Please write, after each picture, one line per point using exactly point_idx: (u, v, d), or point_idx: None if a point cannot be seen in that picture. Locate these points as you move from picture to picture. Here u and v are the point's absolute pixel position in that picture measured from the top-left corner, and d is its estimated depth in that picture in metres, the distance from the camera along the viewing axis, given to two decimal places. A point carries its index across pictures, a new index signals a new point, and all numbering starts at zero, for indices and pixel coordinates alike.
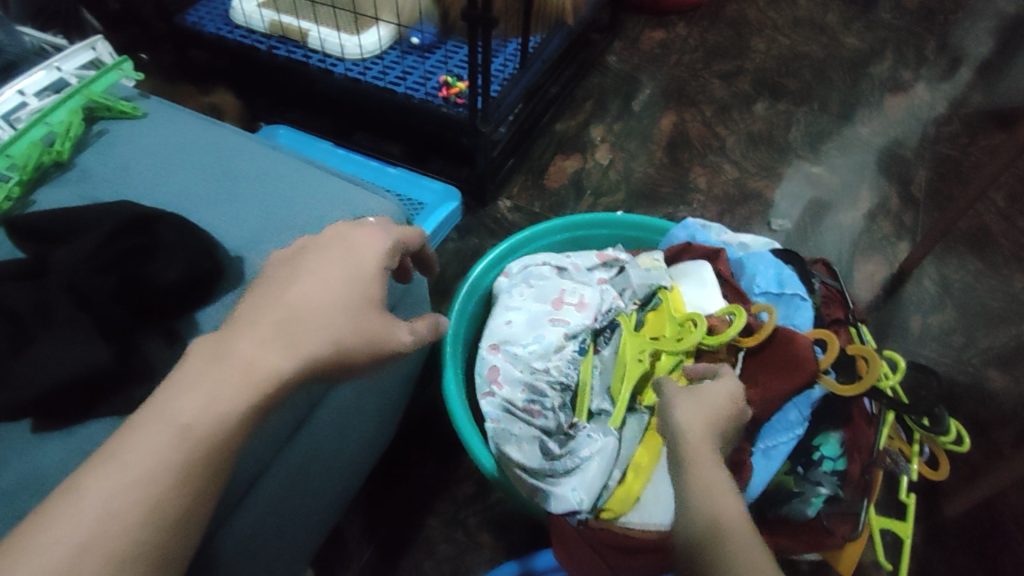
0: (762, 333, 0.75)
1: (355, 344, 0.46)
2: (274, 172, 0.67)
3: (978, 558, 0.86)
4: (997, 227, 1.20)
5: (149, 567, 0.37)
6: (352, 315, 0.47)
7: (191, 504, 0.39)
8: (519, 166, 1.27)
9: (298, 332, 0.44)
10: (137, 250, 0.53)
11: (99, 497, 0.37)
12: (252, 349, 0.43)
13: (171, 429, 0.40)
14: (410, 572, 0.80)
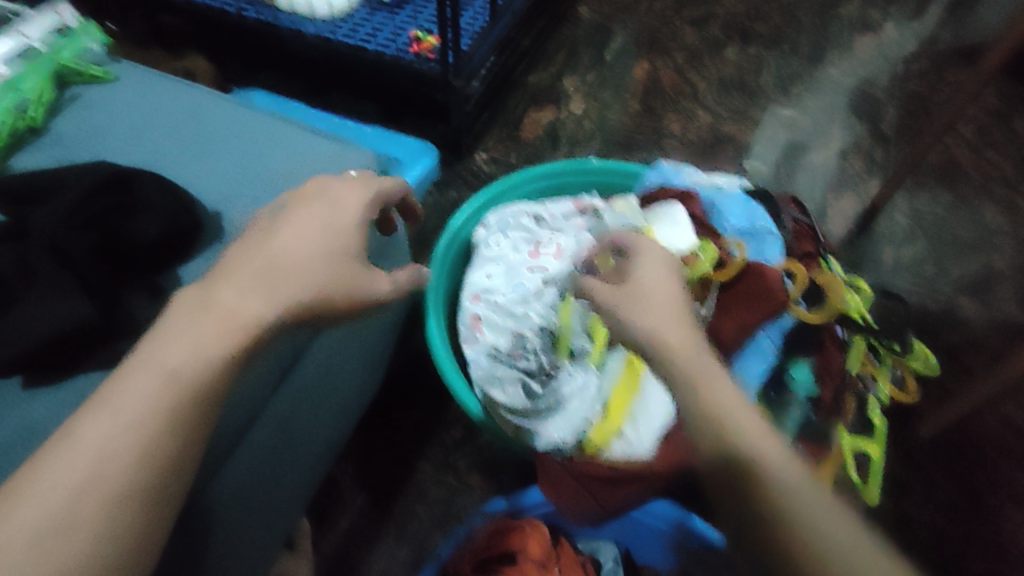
0: (733, 267, 0.70)
1: (334, 292, 0.48)
2: (248, 129, 0.67)
3: (954, 480, 0.86)
4: (967, 158, 1.22)
5: (146, 506, 0.39)
6: (330, 264, 0.48)
7: (183, 446, 0.41)
8: (494, 120, 1.28)
9: (282, 282, 0.46)
10: (117, 208, 0.54)
11: (93, 440, 0.39)
12: (235, 298, 0.45)
13: (159, 375, 0.42)
14: (405, 514, 0.84)
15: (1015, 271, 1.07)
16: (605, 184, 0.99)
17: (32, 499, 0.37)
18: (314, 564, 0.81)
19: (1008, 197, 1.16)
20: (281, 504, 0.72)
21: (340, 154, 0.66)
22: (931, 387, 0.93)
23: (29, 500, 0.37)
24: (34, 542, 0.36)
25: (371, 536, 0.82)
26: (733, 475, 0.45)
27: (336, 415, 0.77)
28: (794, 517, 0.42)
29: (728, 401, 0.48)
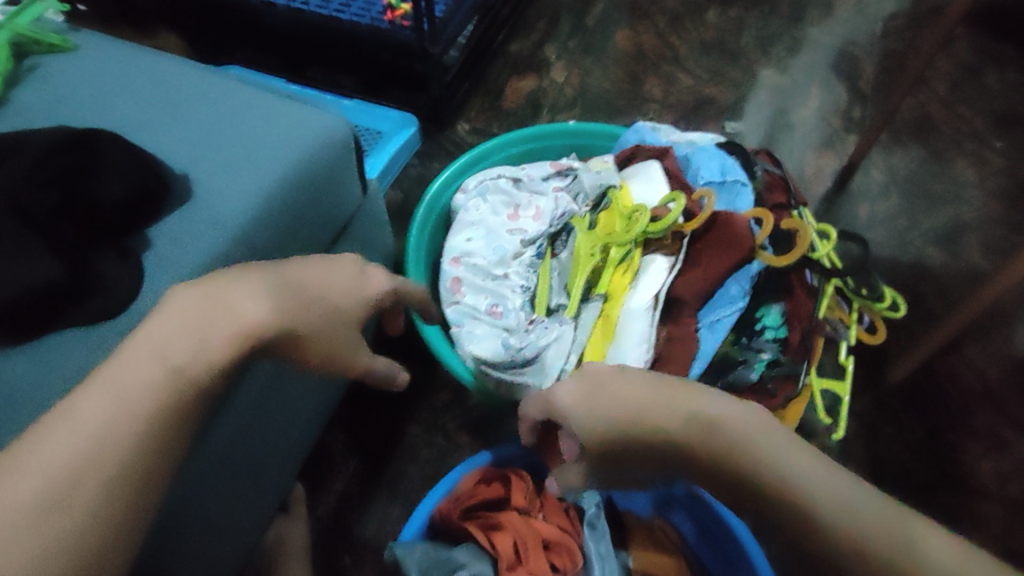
0: (704, 216, 0.73)
1: (327, 336, 0.50)
2: (211, 95, 0.68)
3: (919, 417, 0.91)
4: (941, 115, 1.21)
5: (137, 486, 0.41)
6: (333, 317, 0.50)
7: (172, 434, 0.42)
8: (475, 89, 1.29)
9: (301, 307, 0.47)
10: (80, 170, 0.57)
11: (93, 419, 0.40)
12: (261, 306, 0.45)
13: (159, 366, 0.42)
14: (396, 475, 0.86)
15: (984, 222, 1.09)
16: (584, 147, 1.00)
17: (30, 470, 0.39)
18: (311, 526, 0.83)
19: (982, 150, 1.17)
20: (271, 464, 0.74)
21: (307, 118, 0.67)
22: (902, 335, 0.96)
23: (26, 472, 0.39)
24: (32, 516, 0.38)
25: (365, 500, 0.85)
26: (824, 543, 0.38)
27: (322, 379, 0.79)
28: None
29: (729, 410, 0.42)
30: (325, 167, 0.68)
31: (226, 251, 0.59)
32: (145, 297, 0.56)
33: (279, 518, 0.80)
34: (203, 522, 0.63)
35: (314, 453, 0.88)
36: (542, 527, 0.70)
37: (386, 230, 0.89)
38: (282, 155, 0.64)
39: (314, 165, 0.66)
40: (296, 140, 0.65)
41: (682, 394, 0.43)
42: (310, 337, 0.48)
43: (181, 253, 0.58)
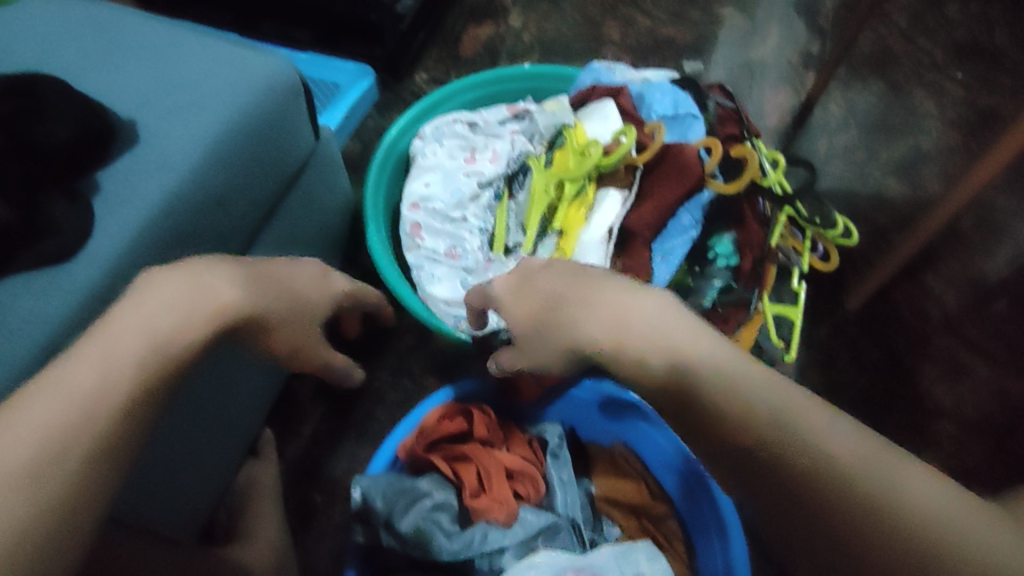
0: (653, 148, 0.74)
1: (291, 329, 0.52)
2: (155, 40, 0.67)
3: (876, 342, 0.94)
4: (900, 47, 1.21)
5: (113, 459, 0.39)
6: (299, 312, 0.53)
7: (149, 411, 0.41)
8: (431, 38, 1.27)
9: (272, 298, 0.50)
10: (23, 112, 0.56)
11: (83, 386, 0.39)
12: (240, 293, 0.47)
13: (140, 343, 0.42)
14: (364, 418, 0.88)
15: (941, 151, 1.10)
16: (541, 89, 1.00)
17: (12, 431, 0.36)
18: (281, 469, 0.85)
19: (941, 80, 1.17)
20: (242, 410, 0.74)
21: (253, 62, 0.66)
22: (858, 263, 0.98)
23: (8, 436, 0.36)
24: (22, 474, 0.35)
25: (334, 441, 0.86)
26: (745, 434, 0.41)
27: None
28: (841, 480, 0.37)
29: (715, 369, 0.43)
30: (272, 112, 0.66)
31: (175, 188, 0.59)
32: (97, 239, 0.56)
33: (249, 461, 0.81)
34: (175, 464, 0.64)
35: (280, 399, 0.89)
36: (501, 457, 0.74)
37: (342, 177, 0.89)
38: (230, 96, 0.63)
39: (265, 107, 0.65)
40: (241, 86, 0.64)
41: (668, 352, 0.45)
42: (278, 327, 0.51)
43: (131, 197, 0.58)
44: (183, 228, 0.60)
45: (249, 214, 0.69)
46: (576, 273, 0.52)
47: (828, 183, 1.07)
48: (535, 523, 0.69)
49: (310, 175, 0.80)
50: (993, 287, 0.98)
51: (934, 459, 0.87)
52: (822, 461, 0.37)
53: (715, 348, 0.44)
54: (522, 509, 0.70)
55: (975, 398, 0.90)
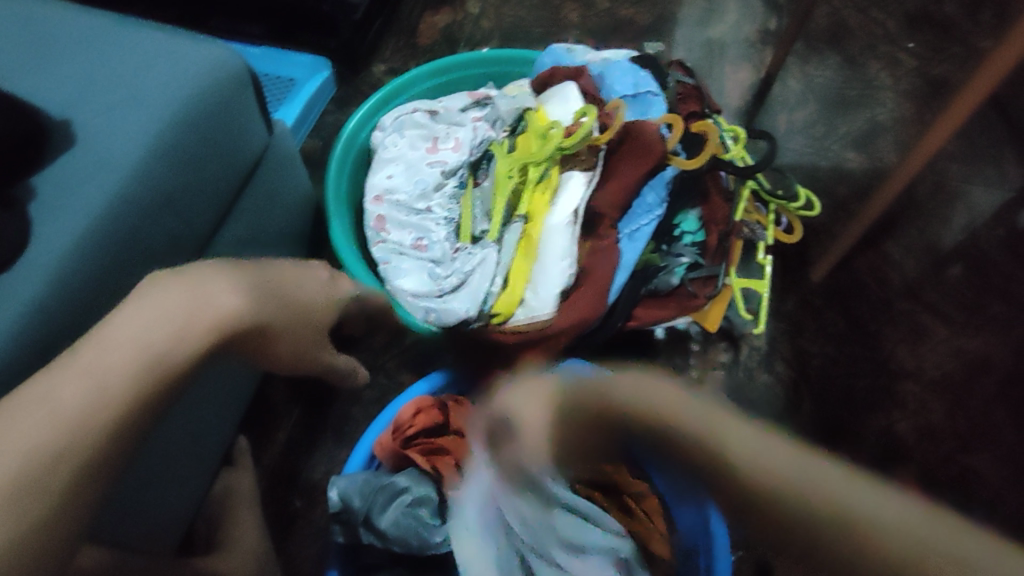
0: (614, 129, 0.73)
1: (294, 341, 0.50)
2: (91, 36, 0.65)
3: (842, 312, 0.95)
4: (854, 20, 1.23)
5: (102, 474, 0.39)
6: (304, 323, 0.50)
7: (142, 423, 0.40)
8: (388, 28, 1.25)
9: (279, 310, 0.47)
10: None
11: (76, 404, 0.38)
12: (239, 314, 0.44)
13: (138, 355, 0.40)
14: (339, 417, 0.87)
15: (897, 122, 1.12)
16: (501, 75, 0.99)
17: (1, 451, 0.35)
18: (258, 475, 0.83)
19: (894, 52, 1.19)
20: (215, 418, 0.72)
21: (196, 57, 0.64)
22: (822, 236, 1.00)
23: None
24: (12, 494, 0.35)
25: (311, 444, 0.85)
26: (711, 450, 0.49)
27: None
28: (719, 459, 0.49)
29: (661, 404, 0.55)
30: (218, 108, 0.65)
31: (119, 192, 0.57)
32: (38, 246, 0.54)
33: (225, 469, 0.79)
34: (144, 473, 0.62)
35: (254, 403, 0.87)
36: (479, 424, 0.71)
37: (301, 171, 0.87)
38: (173, 95, 0.62)
39: (205, 102, 0.64)
40: (185, 83, 0.63)
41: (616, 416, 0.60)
42: (279, 337, 0.49)
43: (70, 200, 0.56)
44: (128, 230, 0.58)
45: (202, 214, 0.67)
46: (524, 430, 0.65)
47: (790, 158, 1.09)
48: None
49: (266, 171, 0.78)
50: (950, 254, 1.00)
51: (901, 423, 0.89)
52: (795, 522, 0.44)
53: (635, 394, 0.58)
54: None
55: (939, 362, 0.92)
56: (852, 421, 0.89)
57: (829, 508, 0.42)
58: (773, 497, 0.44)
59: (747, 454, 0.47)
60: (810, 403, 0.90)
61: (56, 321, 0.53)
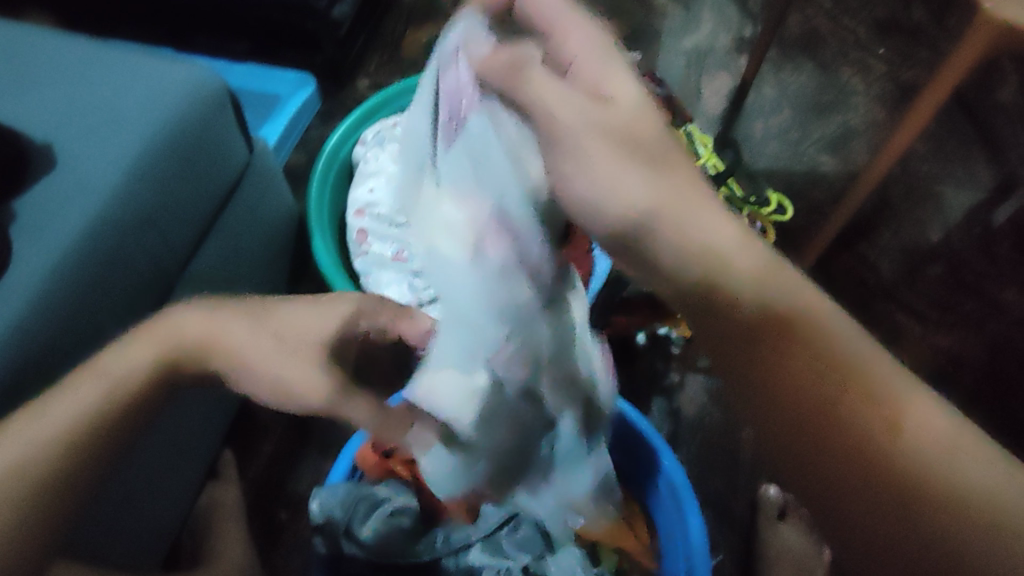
0: None
1: (280, 360, 0.55)
2: (71, 60, 0.66)
3: None
4: (826, 27, 1.26)
5: (58, 487, 0.45)
6: (290, 343, 0.55)
7: (101, 443, 0.47)
8: (371, 43, 1.27)
9: (245, 332, 0.54)
10: None
11: (34, 426, 0.46)
12: (201, 334, 0.53)
13: (98, 382, 0.48)
14: (324, 428, 0.87)
15: (870, 126, 1.14)
16: None
17: None
18: (243, 489, 0.84)
19: (865, 58, 1.21)
20: (199, 430, 0.73)
21: (175, 78, 0.66)
22: (798, 239, 1.02)
23: None
24: None
25: (296, 456, 0.86)
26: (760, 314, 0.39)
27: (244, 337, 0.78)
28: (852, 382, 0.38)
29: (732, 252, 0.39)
30: (197, 128, 0.67)
31: (99, 212, 0.59)
32: (18, 268, 0.55)
33: (209, 482, 0.80)
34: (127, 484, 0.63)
35: (238, 417, 0.88)
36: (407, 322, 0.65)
37: (284, 186, 0.89)
38: (153, 116, 0.63)
39: (185, 122, 0.65)
40: (163, 105, 0.64)
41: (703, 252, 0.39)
42: (255, 358, 0.54)
43: (50, 223, 0.57)
44: (108, 249, 0.59)
45: (183, 232, 0.68)
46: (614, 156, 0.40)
47: (766, 164, 1.11)
48: (495, 518, 0.71)
49: (248, 189, 0.80)
50: (923, 254, 1.02)
51: None
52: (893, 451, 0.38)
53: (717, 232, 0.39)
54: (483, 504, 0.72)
55: (916, 359, 0.95)
56: None
57: (895, 425, 0.37)
58: (888, 400, 0.38)
59: (836, 335, 0.39)
60: None
61: (36, 341, 0.54)
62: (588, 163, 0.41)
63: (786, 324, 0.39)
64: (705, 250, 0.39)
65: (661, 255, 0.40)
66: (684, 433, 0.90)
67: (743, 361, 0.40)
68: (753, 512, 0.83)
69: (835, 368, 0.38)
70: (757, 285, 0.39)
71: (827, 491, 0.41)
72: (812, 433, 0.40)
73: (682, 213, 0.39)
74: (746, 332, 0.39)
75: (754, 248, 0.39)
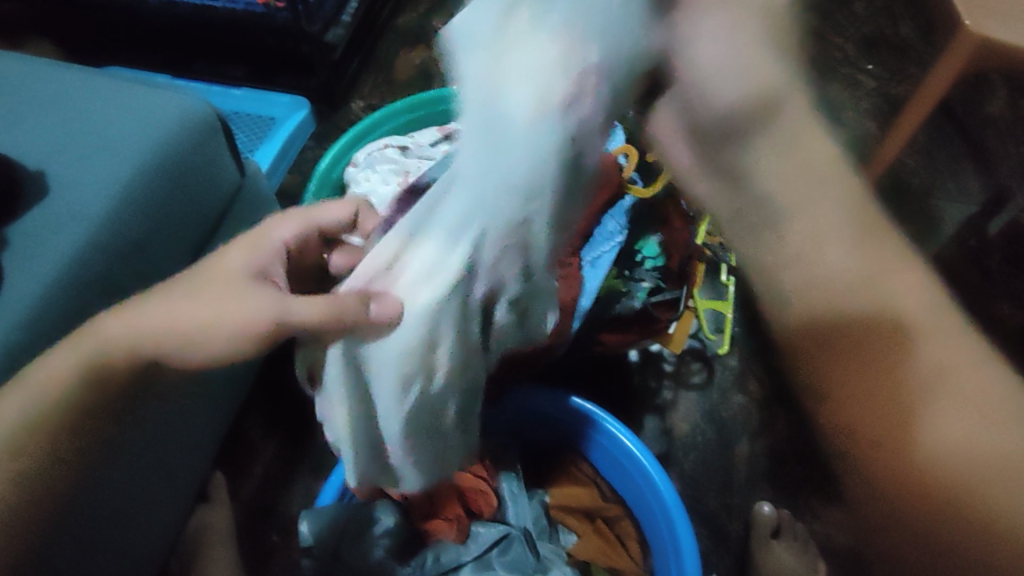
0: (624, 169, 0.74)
1: (199, 318, 0.49)
2: (64, 90, 0.68)
3: None
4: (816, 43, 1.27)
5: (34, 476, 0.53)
6: (202, 300, 0.50)
7: (50, 438, 0.53)
8: (365, 65, 1.28)
9: (152, 312, 0.50)
10: None
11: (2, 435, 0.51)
12: (117, 330, 0.50)
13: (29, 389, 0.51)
14: (317, 450, 0.87)
15: (862, 140, 1.14)
16: None
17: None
18: (235, 510, 0.84)
19: (854, 73, 1.22)
20: (187, 454, 0.73)
21: (165, 107, 0.67)
22: None
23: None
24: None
25: (288, 477, 0.86)
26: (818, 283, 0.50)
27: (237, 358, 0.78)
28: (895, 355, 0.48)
29: (818, 227, 0.50)
30: (188, 154, 0.67)
31: (90, 239, 0.59)
32: (8, 297, 0.56)
33: (200, 505, 0.80)
34: (115, 513, 0.63)
35: (230, 438, 0.88)
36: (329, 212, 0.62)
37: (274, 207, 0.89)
38: (144, 144, 0.64)
39: (176, 149, 0.66)
40: (153, 133, 0.65)
41: (788, 213, 0.50)
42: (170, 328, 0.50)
43: (40, 251, 0.58)
44: (100, 275, 0.60)
45: (174, 258, 0.69)
46: (790, 142, 0.49)
47: None
48: (486, 537, 0.71)
49: (239, 213, 0.80)
50: None
51: None
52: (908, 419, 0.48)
53: (817, 225, 0.49)
54: (473, 524, 0.72)
55: None
56: None
57: (907, 417, 0.47)
58: (918, 382, 0.48)
59: (898, 318, 0.49)
60: (784, 420, 0.91)
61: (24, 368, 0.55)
62: (719, 57, 0.44)
63: (866, 270, 0.49)
64: (806, 199, 0.49)
65: (769, 190, 0.50)
66: (677, 450, 0.89)
67: (811, 295, 0.51)
68: (747, 530, 0.83)
69: (912, 320, 0.49)
70: (852, 241, 0.50)
71: (847, 433, 0.51)
72: (870, 375, 0.49)
73: (793, 149, 0.49)
74: (836, 275, 0.49)
75: (851, 216, 0.51)
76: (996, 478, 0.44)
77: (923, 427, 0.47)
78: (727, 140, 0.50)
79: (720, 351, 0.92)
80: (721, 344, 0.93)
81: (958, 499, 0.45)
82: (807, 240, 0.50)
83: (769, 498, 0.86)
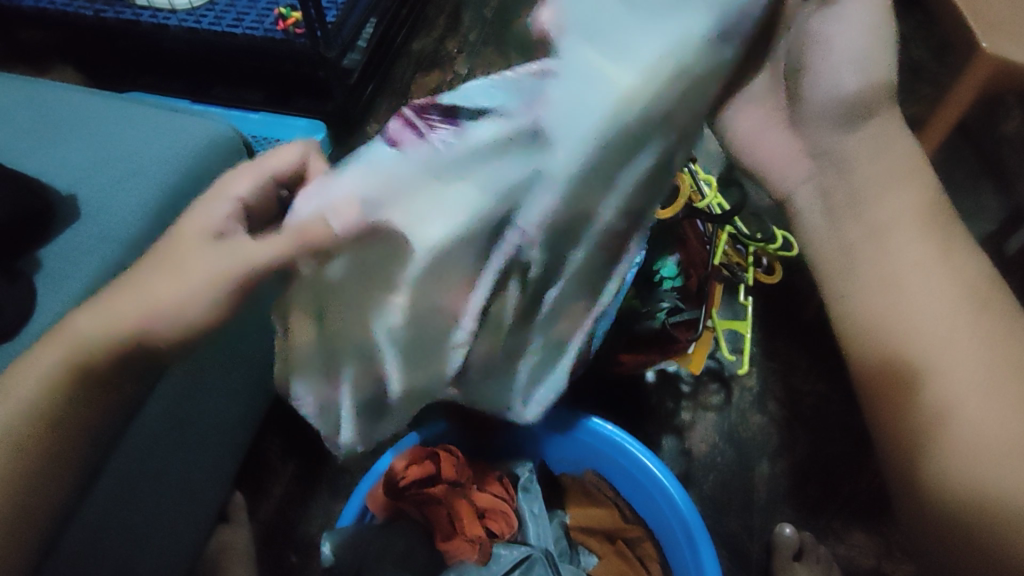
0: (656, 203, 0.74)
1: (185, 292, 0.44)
2: (96, 116, 0.69)
3: (829, 349, 0.96)
4: None
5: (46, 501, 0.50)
6: (177, 274, 0.44)
7: (54, 465, 0.50)
8: (381, 89, 1.30)
9: (124, 302, 0.45)
10: None
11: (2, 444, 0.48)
12: (90, 327, 0.45)
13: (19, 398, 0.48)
14: (335, 470, 0.87)
15: None
16: None
17: None
18: (255, 531, 0.84)
19: None
20: (206, 473, 0.74)
21: (193, 132, 0.69)
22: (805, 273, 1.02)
23: None
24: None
25: (306, 498, 0.86)
26: (883, 261, 0.51)
27: (256, 378, 0.79)
28: (935, 351, 0.48)
29: (891, 214, 0.51)
30: (214, 178, 0.69)
31: (119, 260, 0.61)
32: (40, 319, 0.57)
33: (220, 526, 0.80)
34: (135, 534, 0.64)
35: (249, 460, 0.88)
36: (279, 157, 0.48)
37: None
38: (169, 167, 0.66)
39: (201, 172, 0.68)
40: (182, 157, 0.67)
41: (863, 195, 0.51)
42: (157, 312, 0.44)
43: (71, 273, 0.59)
44: None
45: None
46: (886, 143, 0.50)
47: None
48: (507, 560, 0.70)
49: None
50: None
51: None
52: (935, 417, 0.47)
53: (894, 209, 0.50)
54: (495, 545, 0.71)
55: None
56: (847, 460, 0.89)
57: (940, 415, 0.47)
58: (951, 388, 0.47)
59: (943, 317, 0.49)
60: (804, 441, 0.90)
61: None
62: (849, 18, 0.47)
63: (921, 254, 0.50)
64: (883, 181, 0.51)
65: (856, 170, 0.51)
66: (697, 471, 0.89)
67: (868, 272, 0.51)
68: (769, 553, 0.82)
69: (959, 302, 0.48)
70: (916, 227, 0.50)
71: (878, 424, 0.51)
72: (904, 367, 0.49)
73: (886, 149, 0.50)
74: (900, 257, 0.50)
75: (922, 209, 0.51)
76: (996, 498, 0.44)
77: (960, 398, 0.47)
78: (841, 125, 0.50)
79: (738, 372, 0.93)
80: (739, 364, 0.94)
81: (967, 512, 0.45)
82: (879, 224, 0.51)
83: (790, 520, 0.86)
